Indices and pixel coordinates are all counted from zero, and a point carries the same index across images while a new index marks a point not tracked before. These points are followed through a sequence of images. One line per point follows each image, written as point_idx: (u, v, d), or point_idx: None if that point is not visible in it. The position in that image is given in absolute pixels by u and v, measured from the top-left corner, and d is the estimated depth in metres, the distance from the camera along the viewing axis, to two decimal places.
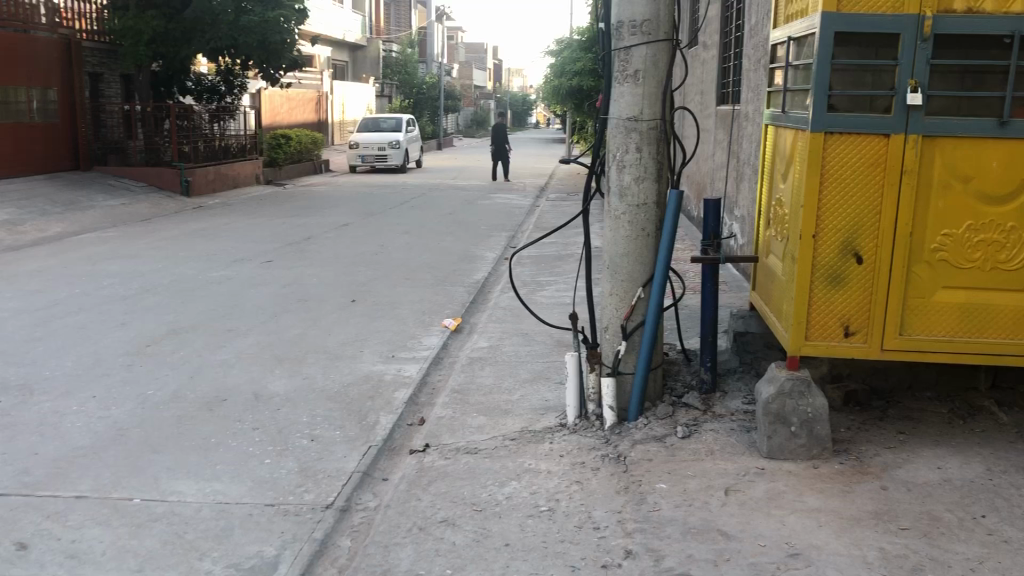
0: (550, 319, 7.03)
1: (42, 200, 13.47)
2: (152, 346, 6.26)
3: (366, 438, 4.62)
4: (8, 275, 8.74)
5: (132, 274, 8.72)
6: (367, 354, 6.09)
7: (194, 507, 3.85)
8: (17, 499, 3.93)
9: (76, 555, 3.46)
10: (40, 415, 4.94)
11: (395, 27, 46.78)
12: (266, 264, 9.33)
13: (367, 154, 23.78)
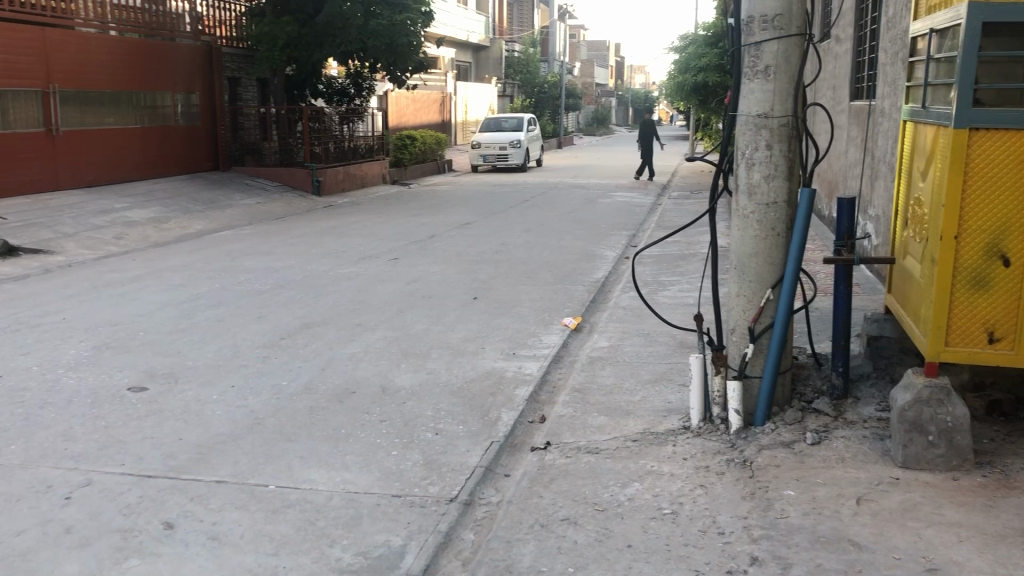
0: (673, 320, 6.94)
1: (185, 199, 14.22)
2: (285, 339, 6.52)
3: (488, 434, 4.69)
4: (155, 270, 9.28)
5: (267, 270, 9.11)
6: (489, 351, 6.17)
7: (326, 496, 4.00)
8: (164, 481, 4.18)
9: (217, 536, 3.65)
10: (185, 402, 5.23)
11: (517, 27, 47.10)
12: (392, 262, 9.57)
13: (489, 153, 24.03)
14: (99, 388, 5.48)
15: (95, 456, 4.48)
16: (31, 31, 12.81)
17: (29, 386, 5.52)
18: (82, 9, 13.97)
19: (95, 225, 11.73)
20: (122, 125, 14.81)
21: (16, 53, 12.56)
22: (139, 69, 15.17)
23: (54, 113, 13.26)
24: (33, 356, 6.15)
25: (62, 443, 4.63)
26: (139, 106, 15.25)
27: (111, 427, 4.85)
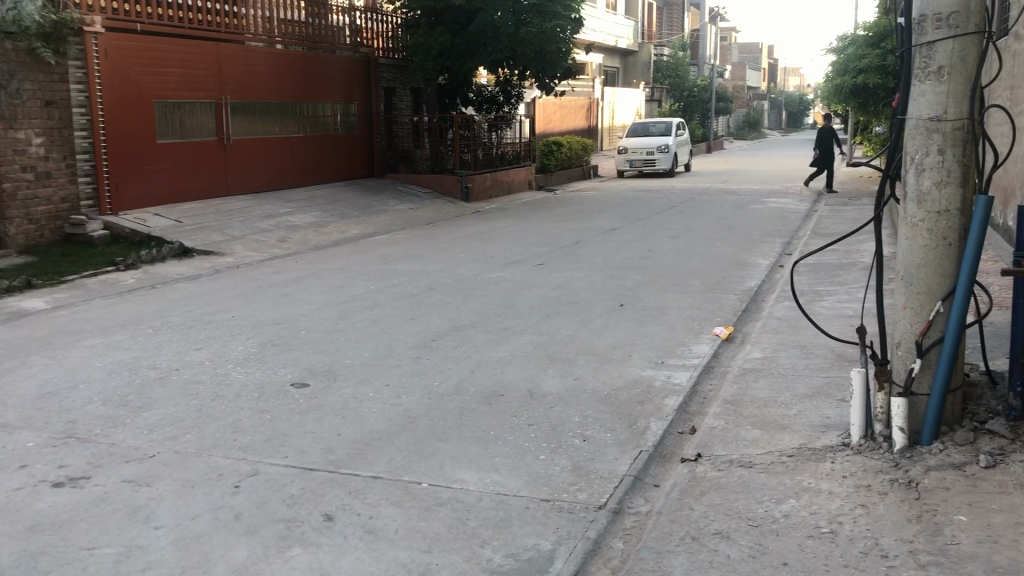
0: (831, 332, 6.69)
1: (342, 204, 14.83)
2: (437, 341, 6.68)
3: (637, 442, 4.66)
4: (316, 272, 9.71)
5: (418, 273, 9.38)
6: (638, 359, 6.13)
7: (477, 496, 4.07)
8: (324, 474, 4.37)
9: (373, 530, 3.78)
10: (343, 399, 5.46)
11: (667, 31, 46.51)
12: (538, 267, 9.67)
13: (636, 158, 23.83)
14: (265, 383, 5.79)
15: (262, 447, 4.73)
16: (206, 46, 13.67)
17: (202, 379, 5.90)
18: (252, 25, 14.78)
19: (260, 228, 12.40)
20: (286, 133, 15.59)
21: (193, 67, 13.42)
22: (303, 80, 15.93)
23: (226, 123, 14.10)
24: (206, 351, 6.57)
25: (232, 434, 4.93)
26: (302, 116, 16.02)
27: (276, 421, 5.12)
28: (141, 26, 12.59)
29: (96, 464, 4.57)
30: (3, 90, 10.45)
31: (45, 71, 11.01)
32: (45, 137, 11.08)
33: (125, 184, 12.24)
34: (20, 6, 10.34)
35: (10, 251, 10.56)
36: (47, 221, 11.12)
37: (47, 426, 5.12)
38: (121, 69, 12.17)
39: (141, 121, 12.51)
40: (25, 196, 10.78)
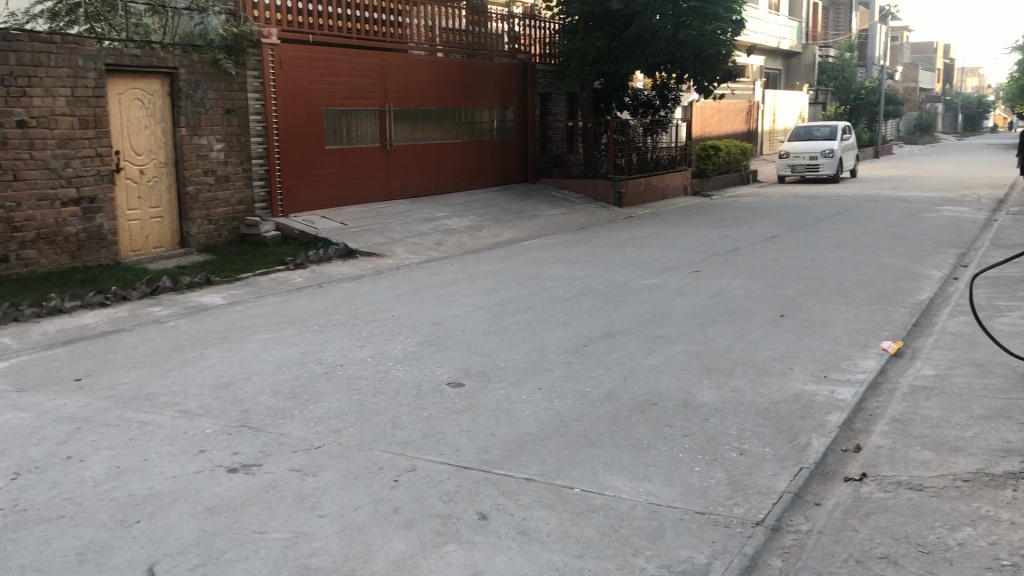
0: (1013, 350, 6.24)
1: (497, 209, 15.08)
2: (590, 346, 6.69)
3: (797, 458, 4.50)
4: (471, 275, 9.92)
5: (572, 278, 9.41)
6: (798, 372, 5.92)
7: (629, 504, 4.04)
8: (478, 473, 4.45)
9: (526, 532, 3.82)
10: (497, 400, 5.54)
11: (834, 32, 44.72)
12: (694, 274, 9.52)
13: (798, 163, 23.09)
14: (423, 381, 5.96)
15: (420, 444, 4.87)
16: (372, 55, 14.22)
17: (364, 375, 6.15)
18: (416, 35, 15.27)
19: (419, 231, 12.78)
20: (445, 139, 16.00)
21: (360, 76, 13.99)
22: (464, 87, 16.32)
23: (389, 129, 14.61)
24: (368, 348, 6.83)
25: (391, 429, 5.10)
26: (461, 122, 16.39)
27: (433, 418, 5.26)
28: (313, 38, 13.26)
29: (266, 452, 4.83)
30: (189, 100, 11.22)
31: (227, 81, 11.74)
32: (225, 143, 11.79)
33: (295, 187, 12.91)
34: (206, 21, 11.37)
35: (191, 250, 11.38)
36: (225, 221, 11.88)
37: (224, 414, 5.47)
38: (294, 79, 12.82)
39: (311, 128, 13.14)
40: (206, 199, 11.56)
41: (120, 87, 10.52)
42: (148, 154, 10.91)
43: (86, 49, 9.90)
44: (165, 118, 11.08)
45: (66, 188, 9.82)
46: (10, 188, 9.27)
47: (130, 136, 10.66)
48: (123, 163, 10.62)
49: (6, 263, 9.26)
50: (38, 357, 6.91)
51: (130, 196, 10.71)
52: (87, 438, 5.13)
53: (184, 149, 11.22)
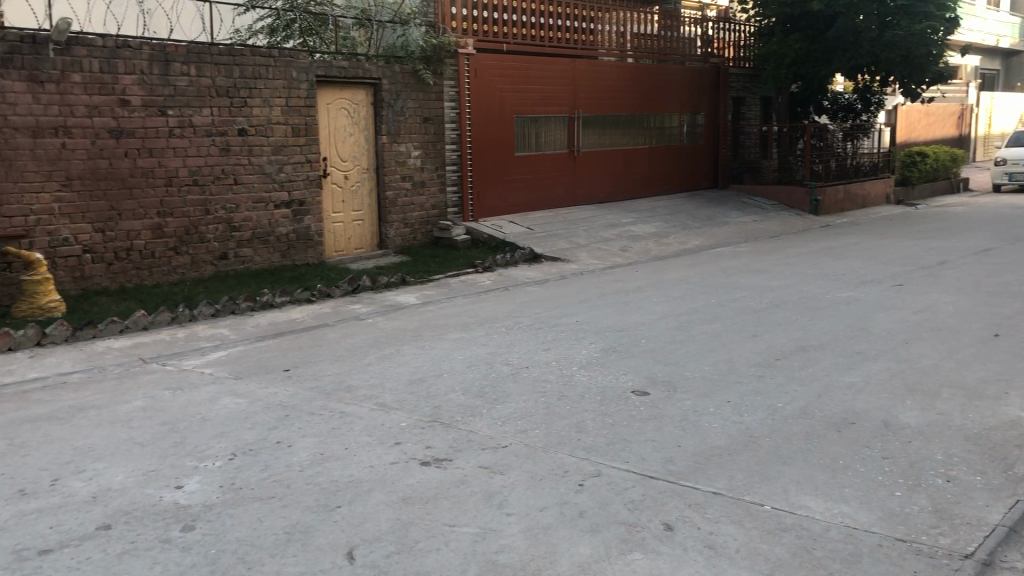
0: None
1: (685, 216, 14.88)
2: (782, 360, 6.47)
3: (1012, 490, 4.17)
4: (658, 282, 9.85)
5: (762, 288, 9.13)
6: (1015, 397, 5.48)
7: (823, 525, 3.89)
8: (664, 483, 4.42)
9: (714, 546, 3.76)
10: (683, 410, 5.47)
11: None
12: (896, 287, 9.01)
13: (1016, 171, 21.34)
14: (608, 387, 5.97)
15: (604, 450, 4.89)
16: (564, 62, 14.38)
17: (550, 378, 6.24)
18: (607, 41, 15.31)
19: (605, 237, 12.83)
20: (632, 145, 15.96)
21: (551, 83, 14.19)
22: (654, 92, 16.20)
23: (578, 135, 14.72)
24: (554, 352, 6.93)
25: (577, 434, 5.14)
26: (649, 127, 16.31)
27: (618, 425, 5.27)
28: (507, 46, 13.50)
29: (457, 448, 5.01)
30: (390, 109, 11.79)
31: (425, 90, 12.24)
32: (422, 150, 12.30)
33: (486, 193, 13.28)
34: (408, 33, 11.95)
35: (387, 251, 11.95)
36: (420, 225, 12.39)
37: (417, 409, 5.71)
38: (488, 87, 13.17)
39: (503, 134, 13.46)
40: (403, 203, 12.10)
41: (329, 98, 11.20)
42: (352, 160, 11.56)
43: (300, 62, 10.62)
44: (368, 126, 11.70)
45: (279, 192, 10.57)
46: (230, 191, 10.10)
47: (336, 143, 11.32)
48: (330, 169, 11.31)
49: (225, 261, 10.11)
50: (252, 348, 7.48)
51: (334, 200, 11.39)
52: (294, 425, 5.50)
53: (385, 156, 11.79)
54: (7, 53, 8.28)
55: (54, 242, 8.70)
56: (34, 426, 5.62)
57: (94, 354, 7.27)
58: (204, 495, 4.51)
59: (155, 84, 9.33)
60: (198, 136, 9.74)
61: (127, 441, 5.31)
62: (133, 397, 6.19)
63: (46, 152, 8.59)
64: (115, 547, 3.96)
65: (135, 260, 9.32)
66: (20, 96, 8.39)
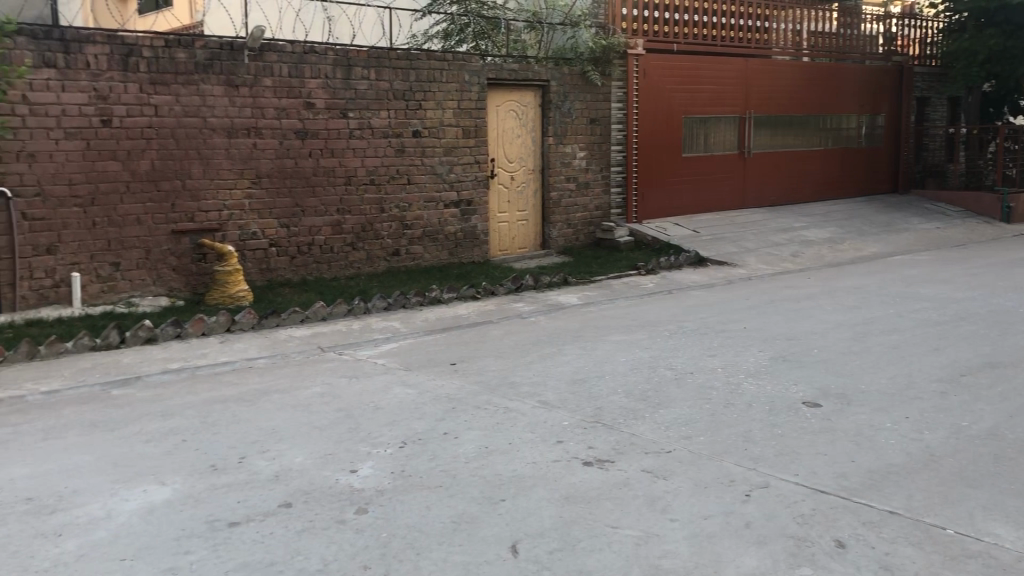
0: None
1: (861, 221, 14.23)
2: (967, 376, 6.09)
3: None
4: (831, 290, 9.46)
5: (946, 300, 8.61)
6: None
7: (1013, 556, 3.64)
8: (836, 499, 4.25)
9: (890, 568, 3.59)
10: (858, 425, 5.25)
11: None
12: None
13: None
14: (776, 397, 5.80)
15: (772, 461, 4.76)
16: (736, 62, 14.05)
17: (716, 385, 6.12)
18: (782, 39, 14.84)
19: (774, 242, 12.46)
20: (806, 147, 15.40)
21: (722, 83, 13.90)
22: (831, 92, 15.58)
23: (748, 136, 14.35)
24: (719, 358, 6.80)
25: (743, 443, 5.03)
26: (824, 128, 15.68)
27: (787, 436, 5.11)
28: (678, 47, 13.33)
29: (620, 451, 5.00)
30: (557, 110, 11.90)
31: (593, 91, 12.28)
32: (588, 151, 12.34)
33: (652, 195, 13.17)
34: (577, 35, 12.09)
35: (551, 252, 12.07)
36: (583, 225, 12.45)
37: (580, 409, 5.75)
38: (656, 88, 13.04)
39: (671, 135, 13.30)
40: (567, 204, 12.18)
41: (499, 100, 11.43)
42: (519, 161, 11.74)
43: (472, 65, 10.90)
44: (535, 128, 11.85)
45: (449, 192, 10.88)
46: (404, 190, 10.49)
47: (504, 145, 11.54)
48: (497, 169, 11.54)
49: (397, 257, 10.53)
50: (421, 341, 7.75)
51: (501, 200, 11.62)
52: (461, 418, 5.65)
53: (551, 157, 11.91)
54: (208, 59, 8.93)
55: (244, 236, 9.34)
56: (225, 406, 6.05)
57: (277, 342, 7.74)
58: (377, 480, 4.72)
59: (338, 87, 9.82)
60: (375, 137, 10.17)
61: (307, 424, 5.62)
62: (312, 383, 6.56)
63: (239, 152, 9.22)
64: (296, 524, 4.21)
65: (315, 255, 9.86)
66: (218, 99, 9.02)
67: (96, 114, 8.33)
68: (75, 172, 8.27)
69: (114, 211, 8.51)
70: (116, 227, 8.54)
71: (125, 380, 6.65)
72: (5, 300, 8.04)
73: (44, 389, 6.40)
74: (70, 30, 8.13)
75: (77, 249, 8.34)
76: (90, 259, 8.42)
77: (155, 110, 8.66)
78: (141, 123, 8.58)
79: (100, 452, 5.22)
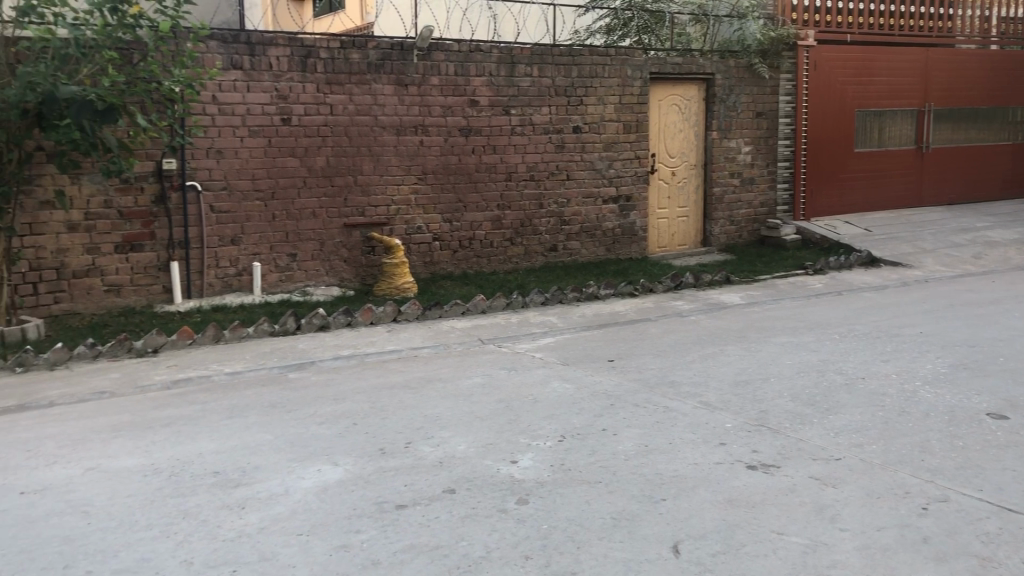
0: None
1: None
2: None
3: None
4: (1018, 294, 8.81)
5: None
6: None
7: None
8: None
9: None
10: None
11: None
12: None
13: None
14: (958, 407, 5.46)
15: (954, 474, 4.49)
16: (916, 52, 13.29)
17: (889, 392, 5.82)
18: (967, 26, 13.91)
19: (955, 242, 11.72)
20: (992, 142, 14.39)
21: (900, 74, 13.19)
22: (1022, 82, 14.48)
23: (927, 130, 13.55)
24: (893, 364, 6.47)
25: (920, 454, 4.77)
26: (1013, 121, 14.60)
27: (970, 449, 4.80)
28: (852, 37, 12.74)
29: (785, 455, 4.85)
30: (722, 104, 11.62)
31: (760, 84, 11.93)
32: (753, 146, 11.99)
33: (820, 191, 12.67)
34: (745, 27, 11.73)
35: (712, 249, 11.83)
36: (747, 223, 12.12)
37: (743, 411, 5.61)
38: (828, 80, 12.51)
39: (842, 129, 12.73)
40: (730, 201, 11.89)
41: (661, 94, 11.31)
42: (680, 156, 11.56)
43: (635, 60, 10.82)
44: (698, 123, 11.64)
45: (609, 188, 10.86)
46: (563, 186, 10.55)
47: (666, 139, 11.41)
48: (658, 165, 11.41)
49: (555, 252, 10.62)
50: (579, 336, 7.78)
51: (660, 196, 11.50)
52: (620, 414, 5.64)
53: (714, 152, 11.65)
54: (379, 59, 9.28)
55: (409, 230, 9.66)
56: (391, 392, 6.29)
57: (440, 333, 7.96)
58: (537, 472, 4.77)
59: (501, 85, 9.98)
60: (536, 134, 10.28)
61: (469, 413, 5.76)
62: (473, 374, 6.71)
63: (407, 149, 9.54)
64: (460, 510, 4.32)
65: (476, 249, 10.09)
66: (388, 98, 9.36)
67: (277, 113, 8.81)
68: (257, 168, 8.78)
69: (292, 205, 9.00)
70: (293, 219, 9.02)
71: (300, 365, 7.02)
72: (194, 287, 8.66)
73: (228, 370, 6.86)
74: (256, 34, 8.61)
75: (259, 240, 8.88)
76: (270, 250, 8.95)
77: (331, 109, 9.08)
78: (317, 121, 9.02)
79: (278, 431, 5.54)
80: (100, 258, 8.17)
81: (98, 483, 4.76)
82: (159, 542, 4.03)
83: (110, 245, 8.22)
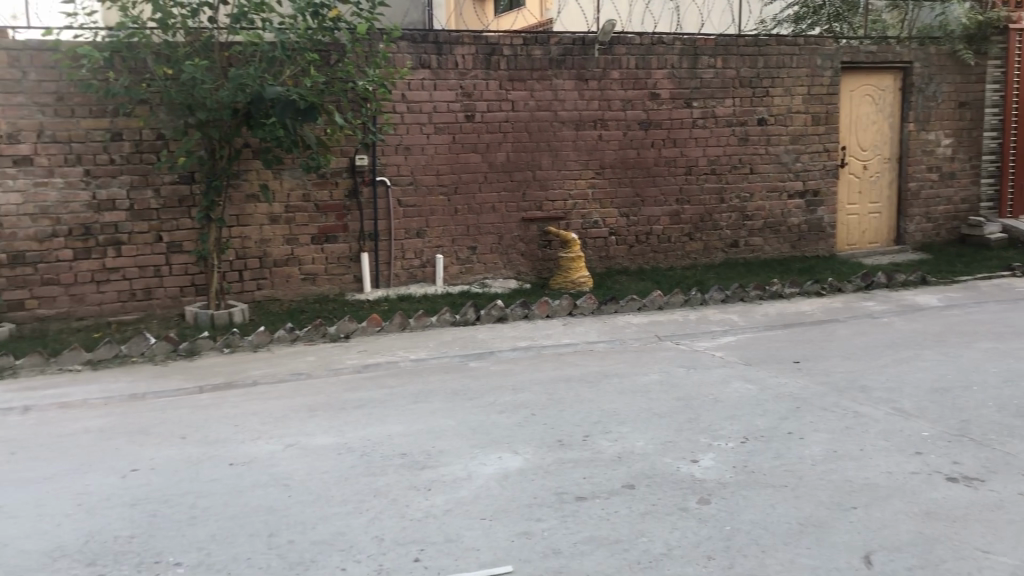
0: None
1: None
2: None
3: None
4: None
5: None
6: None
7: None
8: None
9: None
10: None
11: None
12: None
13: None
14: None
15: None
16: None
17: None
18: None
19: None
20: None
21: None
22: None
23: None
24: None
25: None
26: None
27: None
28: None
29: (991, 469, 4.53)
30: (921, 93, 10.96)
31: (965, 72, 11.15)
32: (955, 138, 11.23)
33: None
34: (948, 11, 11.10)
35: (906, 247, 11.18)
36: (945, 220, 11.37)
37: (942, 420, 5.28)
38: None
39: None
40: (927, 196, 11.19)
41: (853, 85, 10.80)
42: (873, 150, 11.00)
43: (826, 48, 10.37)
44: (893, 114, 11.03)
45: (794, 181, 10.48)
46: (745, 181, 10.27)
47: (858, 132, 10.88)
48: (849, 158, 10.90)
49: (735, 248, 10.37)
50: (760, 336, 7.56)
51: (850, 191, 10.98)
52: (806, 418, 5.44)
53: (911, 144, 11.00)
54: (561, 54, 9.36)
55: (586, 224, 9.71)
56: (569, 385, 6.35)
57: (616, 328, 7.95)
58: (719, 473, 4.69)
59: (683, 77, 9.84)
60: (718, 127, 10.06)
61: (648, 410, 5.73)
62: (651, 370, 6.67)
63: (586, 143, 9.59)
64: (640, 506, 4.31)
65: (653, 244, 10.00)
66: (568, 93, 9.44)
67: (461, 110, 9.07)
68: (442, 164, 9.08)
69: (474, 199, 9.25)
70: (474, 213, 9.27)
71: (480, 354, 7.21)
72: (382, 276, 9.06)
73: (413, 357, 7.15)
74: (443, 33, 8.88)
75: (442, 233, 9.18)
76: (452, 243, 9.24)
77: (512, 105, 9.25)
78: (499, 118, 9.22)
79: (461, 418, 5.72)
80: (298, 248, 8.70)
81: (297, 459, 5.08)
82: (353, 518, 4.25)
83: (307, 236, 8.73)
